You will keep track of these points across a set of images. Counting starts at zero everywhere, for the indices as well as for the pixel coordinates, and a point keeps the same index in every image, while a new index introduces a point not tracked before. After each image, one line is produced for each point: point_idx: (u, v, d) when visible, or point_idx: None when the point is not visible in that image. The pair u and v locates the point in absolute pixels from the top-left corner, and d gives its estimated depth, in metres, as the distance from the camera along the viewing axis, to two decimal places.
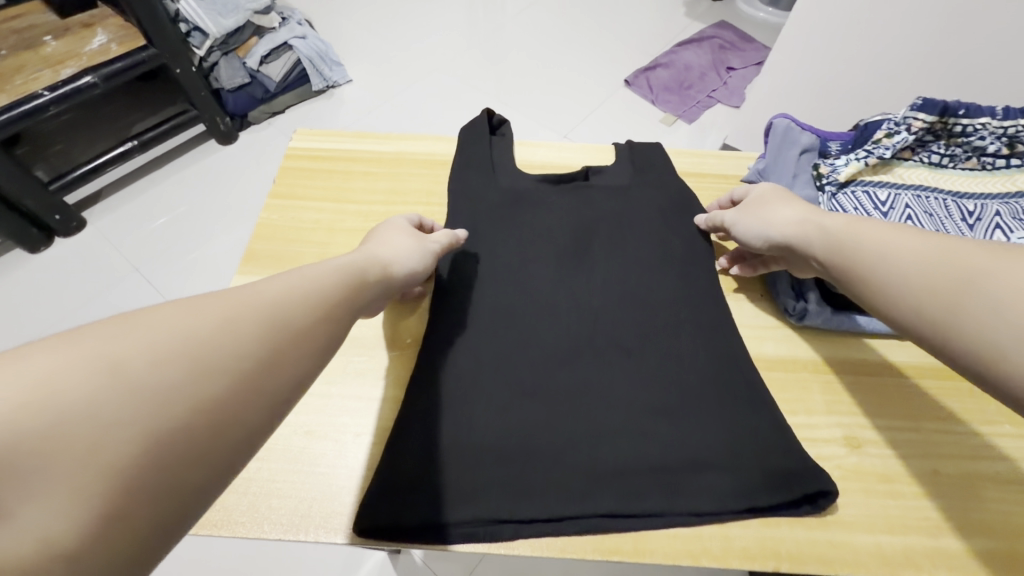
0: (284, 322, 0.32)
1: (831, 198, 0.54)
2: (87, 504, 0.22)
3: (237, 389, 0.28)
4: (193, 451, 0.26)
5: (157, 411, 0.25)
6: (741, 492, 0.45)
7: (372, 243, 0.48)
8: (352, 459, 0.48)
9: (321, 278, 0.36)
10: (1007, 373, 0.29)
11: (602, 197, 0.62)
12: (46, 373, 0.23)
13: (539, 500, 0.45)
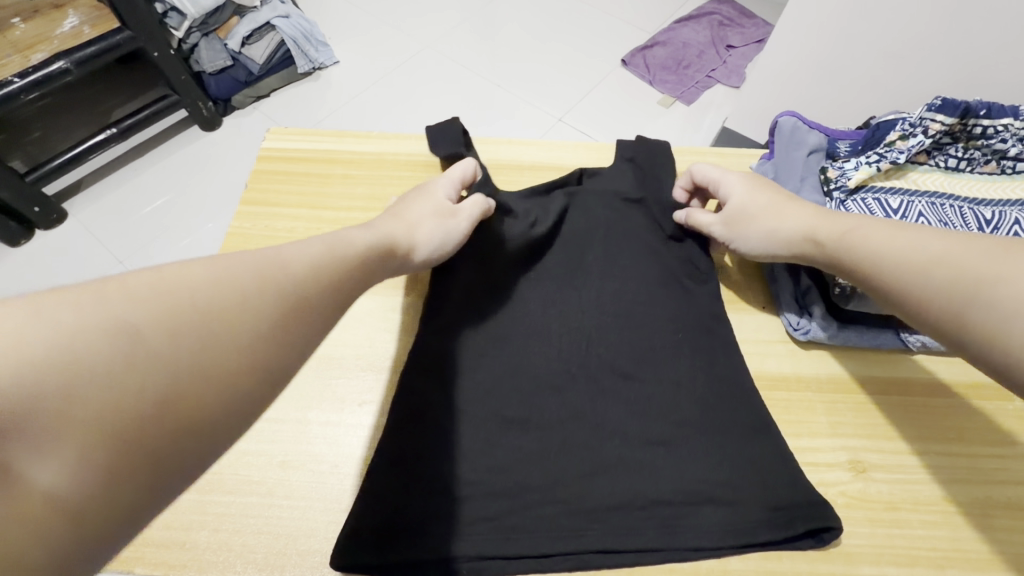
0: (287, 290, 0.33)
1: (840, 205, 0.50)
2: (94, 458, 0.23)
3: (239, 358, 0.29)
4: (199, 413, 0.27)
5: (164, 374, 0.26)
6: (744, 529, 0.43)
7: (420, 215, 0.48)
8: (331, 491, 0.46)
9: (339, 253, 0.38)
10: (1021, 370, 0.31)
11: (600, 200, 0.58)
12: (65, 330, 0.24)
13: (529, 539, 0.43)
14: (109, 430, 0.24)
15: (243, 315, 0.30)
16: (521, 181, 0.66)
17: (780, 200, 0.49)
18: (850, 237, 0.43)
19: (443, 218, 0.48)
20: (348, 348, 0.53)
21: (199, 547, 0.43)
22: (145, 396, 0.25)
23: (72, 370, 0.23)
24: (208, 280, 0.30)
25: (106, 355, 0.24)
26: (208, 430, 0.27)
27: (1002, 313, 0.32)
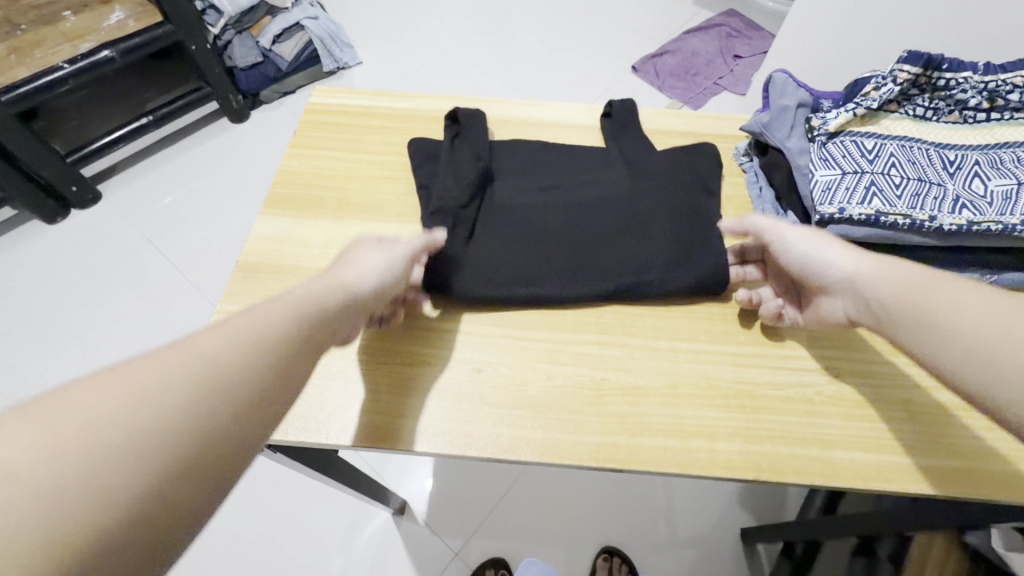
0: (180, 393, 0.31)
1: (821, 147, 0.57)
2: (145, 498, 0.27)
3: (161, 443, 0.29)
4: (210, 462, 0.30)
5: (169, 434, 0.29)
6: (748, 428, 0.50)
7: (337, 264, 0.47)
8: (367, 376, 0.52)
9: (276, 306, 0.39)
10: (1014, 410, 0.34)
11: (602, 200, 0.59)
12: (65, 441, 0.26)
13: (560, 440, 0.49)
14: (85, 553, 0.25)
15: (141, 417, 0.29)
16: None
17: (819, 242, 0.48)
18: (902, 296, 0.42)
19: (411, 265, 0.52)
20: None
21: None
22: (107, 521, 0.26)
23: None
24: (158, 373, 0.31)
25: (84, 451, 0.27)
26: (227, 467, 0.31)
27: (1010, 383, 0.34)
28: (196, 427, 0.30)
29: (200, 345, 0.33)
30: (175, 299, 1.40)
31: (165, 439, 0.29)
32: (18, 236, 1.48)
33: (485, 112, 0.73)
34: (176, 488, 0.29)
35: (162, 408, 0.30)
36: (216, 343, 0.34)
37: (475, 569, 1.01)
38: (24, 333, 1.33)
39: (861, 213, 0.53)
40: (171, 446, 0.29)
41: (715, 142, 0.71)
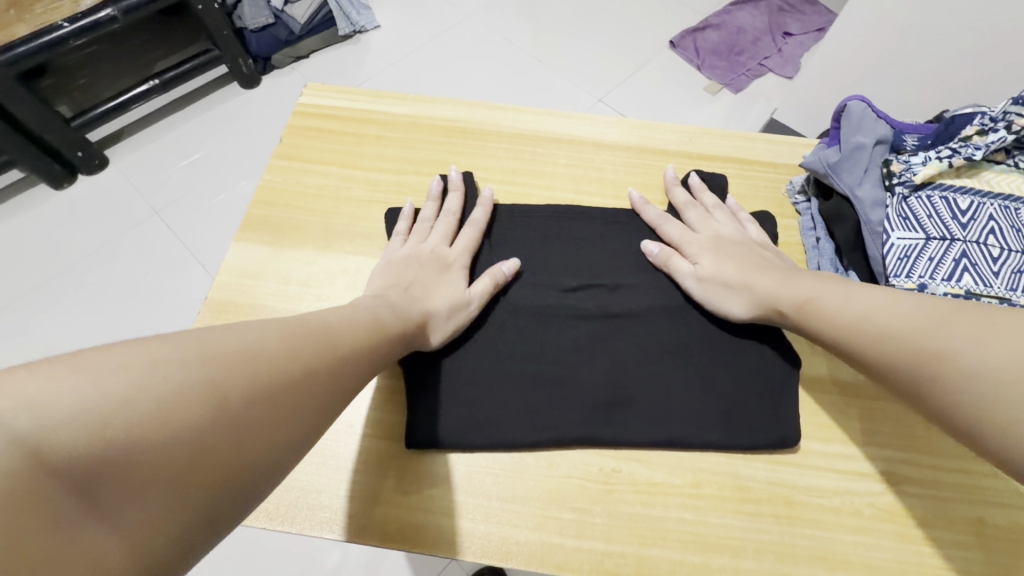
0: (231, 376, 0.29)
1: (902, 201, 0.47)
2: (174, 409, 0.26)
3: (200, 416, 0.27)
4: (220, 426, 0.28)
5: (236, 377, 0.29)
6: (782, 548, 0.42)
7: (426, 285, 0.46)
8: (344, 449, 0.46)
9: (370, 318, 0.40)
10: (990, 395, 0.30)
11: (638, 307, 0.49)
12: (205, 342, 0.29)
13: (559, 546, 0.42)
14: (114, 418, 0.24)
15: (189, 387, 0.27)
16: (556, 174, 0.60)
17: (737, 264, 0.47)
18: (810, 307, 0.42)
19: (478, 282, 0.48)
20: None
21: None
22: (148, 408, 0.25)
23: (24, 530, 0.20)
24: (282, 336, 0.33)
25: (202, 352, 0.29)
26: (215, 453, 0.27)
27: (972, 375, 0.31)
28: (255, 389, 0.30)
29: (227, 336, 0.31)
30: (179, 274, 1.35)
31: (219, 428, 0.27)
32: (24, 202, 1.41)
33: (499, 122, 0.64)
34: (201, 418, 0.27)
35: (218, 385, 0.28)
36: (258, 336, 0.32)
37: None
38: (30, 304, 1.28)
39: (946, 293, 0.43)
40: (220, 434, 0.27)
41: (765, 173, 0.60)
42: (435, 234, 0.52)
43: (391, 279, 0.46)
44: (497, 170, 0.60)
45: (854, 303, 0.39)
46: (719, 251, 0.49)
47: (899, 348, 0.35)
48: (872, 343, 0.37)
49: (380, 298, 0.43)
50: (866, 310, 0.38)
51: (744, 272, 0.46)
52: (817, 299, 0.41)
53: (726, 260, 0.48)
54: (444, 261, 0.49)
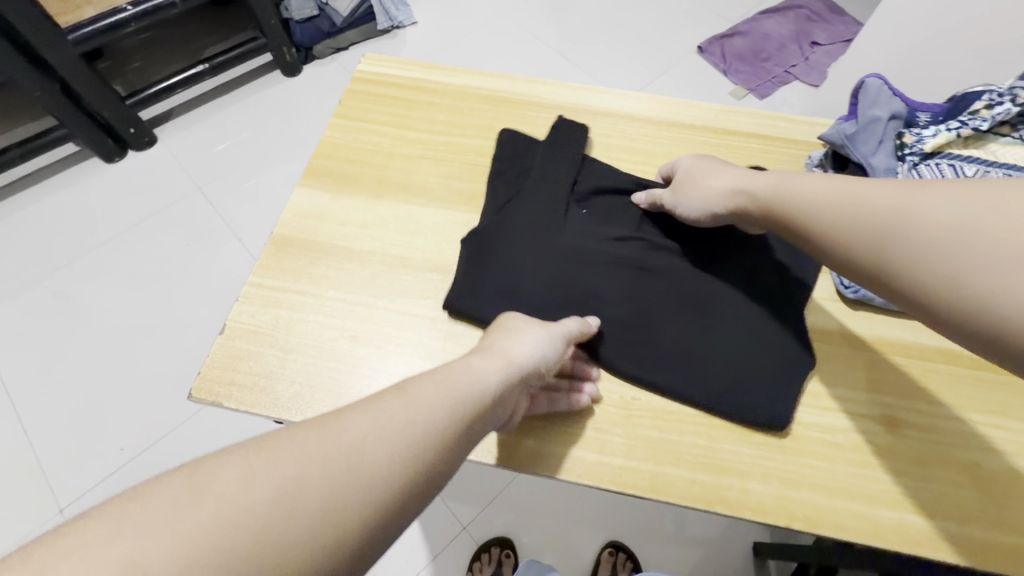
0: (301, 495, 0.26)
1: (911, 168, 0.51)
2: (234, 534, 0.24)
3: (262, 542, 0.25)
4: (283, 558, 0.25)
5: (305, 493, 0.26)
6: (786, 474, 0.46)
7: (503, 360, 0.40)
8: (393, 367, 0.51)
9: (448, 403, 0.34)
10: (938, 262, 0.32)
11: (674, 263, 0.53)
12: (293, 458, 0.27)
13: (583, 460, 0.47)
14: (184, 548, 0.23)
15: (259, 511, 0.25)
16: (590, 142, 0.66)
17: (722, 166, 0.51)
18: (782, 189, 0.45)
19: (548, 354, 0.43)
20: (417, 251, 0.57)
21: (277, 392, 0.49)
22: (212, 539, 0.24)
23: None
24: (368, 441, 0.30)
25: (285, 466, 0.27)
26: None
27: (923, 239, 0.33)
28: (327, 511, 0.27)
29: (307, 443, 0.28)
30: (216, 247, 1.39)
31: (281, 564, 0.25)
32: (76, 173, 1.47)
33: (538, 94, 0.69)
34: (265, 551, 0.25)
35: (288, 504, 0.26)
36: (310, 442, 0.28)
37: (480, 545, 0.99)
38: (77, 269, 1.33)
39: None
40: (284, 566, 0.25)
41: (786, 149, 0.64)
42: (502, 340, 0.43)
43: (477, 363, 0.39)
44: (536, 137, 0.66)
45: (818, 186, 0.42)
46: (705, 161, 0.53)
47: (862, 222, 0.37)
48: (841, 221, 0.39)
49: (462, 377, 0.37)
50: (833, 192, 0.40)
51: (721, 171, 0.50)
52: (790, 185, 0.44)
53: (712, 166, 0.52)
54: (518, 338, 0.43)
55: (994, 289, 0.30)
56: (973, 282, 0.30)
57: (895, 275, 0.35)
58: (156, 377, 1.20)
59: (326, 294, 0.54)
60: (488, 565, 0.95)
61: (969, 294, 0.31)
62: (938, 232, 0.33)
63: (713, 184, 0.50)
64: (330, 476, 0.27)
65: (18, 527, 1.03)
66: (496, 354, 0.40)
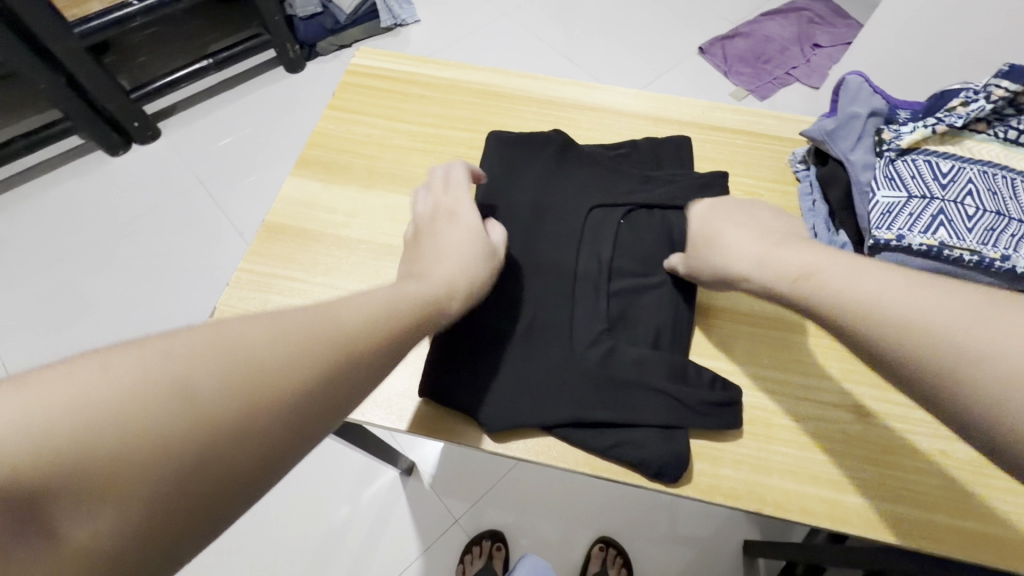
0: (253, 364, 0.28)
1: (889, 164, 0.52)
2: (189, 403, 0.26)
3: (216, 409, 0.26)
4: (238, 420, 0.27)
5: (262, 369, 0.28)
6: (758, 461, 0.47)
7: (442, 262, 0.45)
8: None
9: (401, 304, 0.37)
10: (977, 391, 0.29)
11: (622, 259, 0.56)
12: (247, 335, 0.29)
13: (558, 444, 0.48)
14: (139, 408, 0.24)
15: (213, 380, 0.27)
16: (577, 136, 0.67)
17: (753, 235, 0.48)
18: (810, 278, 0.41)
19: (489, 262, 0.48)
20: (405, 239, 0.59)
21: None
22: (169, 400, 0.25)
23: (59, 453, 0.22)
24: (322, 327, 0.32)
25: (239, 345, 0.28)
26: (219, 457, 0.26)
27: (966, 354, 0.30)
28: (284, 382, 0.29)
29: (256, 327, 0.30)
30: (216, 240, 1.40)
31: (233, 426, 0.27)
32: (81, 165, 1.49)
33: (529, 89, 0.70)
34: (218, 416, 0.26)
35: (244, 379, 0.27)
36: (264, 326, 0.30)
37: (471, 538, 1.00)
38: (80, 259, 1.35)
39: (921, 244, 0.48)
40: (235, 425, 0.27)
41: (771, 145, 0.65)
42: (449, 209, 0.50)
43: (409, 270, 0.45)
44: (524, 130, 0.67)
45: (864, 284, 0.37)
46: (741, 231, 0.49)
47: (894, 326, 0.34)
48: (870, 320, 0.35)
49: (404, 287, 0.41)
50: (860, 286, 0.37)
51: (757, 247, 0.47)
52: (818, 274, 0.40)
53: (750, 234, 0.48)
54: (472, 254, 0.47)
55: None
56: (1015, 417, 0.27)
57: (919, 378, 0.32)
58: None
59: (315, 280, 0.56)
60: (479, 557, 0.96)
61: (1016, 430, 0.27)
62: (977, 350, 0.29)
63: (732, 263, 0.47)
64: (288, 351, 0.30)
65: None
66: (453, 256, 0.46)
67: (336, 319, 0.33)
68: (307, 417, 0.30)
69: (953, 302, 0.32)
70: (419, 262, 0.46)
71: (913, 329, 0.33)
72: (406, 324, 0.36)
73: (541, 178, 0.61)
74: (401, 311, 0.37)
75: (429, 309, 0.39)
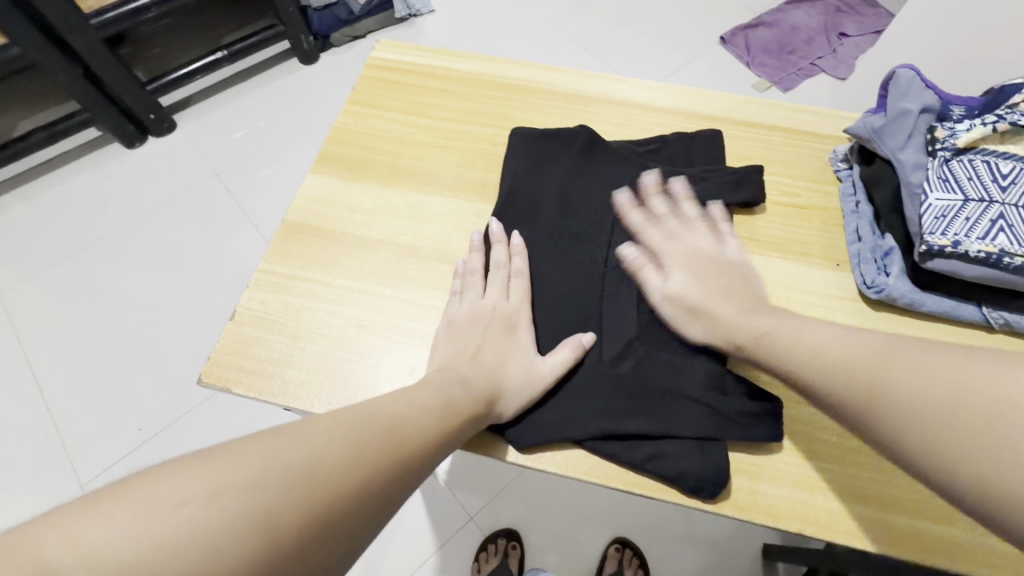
0: (303, 470, 0.31)
1: (943, 164, 0.49)
2: (251, 511, 0.28)
3: (274, 516, 0.28)
4: (292, 524, 0.29)
5: (310, 472, 0.31)
6: (799, 477, 0.45)
7: (489, 350, 0.47)
8: (400, 357, 0.50)
9: (435, 398, 0.40)
10: (932, 446, 0.31)
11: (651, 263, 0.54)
12: (295, 442, 0.32)
13: (587, 458, 0.46)
14: (205, 521, 0.27)
15: (270, 489, 0.29)
16: (605, 131, 0.64)
17: (707, 286, 0.46)
18: (767, 339, 0.42)
19: (558, 352, 0.48)
20: (427, 240, 0.57)
21: (284, 379, 0.49)
22: (233, 510, 0.27)
23: (150, 566, 0.25)
24: (360, 426, 0.35)
25: (288, 451, 0.31)
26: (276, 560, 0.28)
27: (914, 411, 0.32)
28: (332, 484, 0.31)
29: (301, 434, 0.33)
30: (233, 233, 1.40)
31: (287, 530, 0.29)
32: (98, 157, 1.49)
33: (554, 83, 0.68)
34: (277, 523, 0.28)
35: (297, 483, 0.30)
36: (309, 432, 0.33)
37: (486, 536, 0.99)
38: (98, 251, 1.36)
39: (979, 250, 0.45)
40: (288, 530, 0.29)
41: (809, 142, 0.62)
42: (494, 288, 0.51)
43: (456, 347, 0.47)
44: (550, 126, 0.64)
45: (811, 335, 0.40)
46: (699, 270, 0.48)
47: (849, 382, 0.36)
48: (827, 370, 0.37)
49: (450, 374, 0.44)
50: (821, 339, 0.39)
51: (709, 294, 0.46)
52: (774, 334, 0.42)
53: (701, 278, 0.47)
54: (511, 322, 0.49)
55: (995, 480, 0.28)
56: (973, 464, 0.29)
57: (887, 436, 0.34)
58: (172, 361, 1.22)
59: (335, 282, 0.54)
60: (494, 555, 0.95)
61: (971, 476, 0.29)
62: (935, 407, 0.31)
63: (693, 304, 0.46)
64: (332, 453, 0.32)
65: (44, 497, 1.07)
66: (495, 336, 0.48)
67: (373, 417, 0.36)
68: (352, 513, 0.32)
69: (889, 362, 0.35)
70: (464, 342, 0.47)
71: (869, 380, 0.35)
72: (443, 419, 0.39)
73: (564, 174, 0.58)
74: (435, 407, 0.40)
75: (470, 403, 0.42)
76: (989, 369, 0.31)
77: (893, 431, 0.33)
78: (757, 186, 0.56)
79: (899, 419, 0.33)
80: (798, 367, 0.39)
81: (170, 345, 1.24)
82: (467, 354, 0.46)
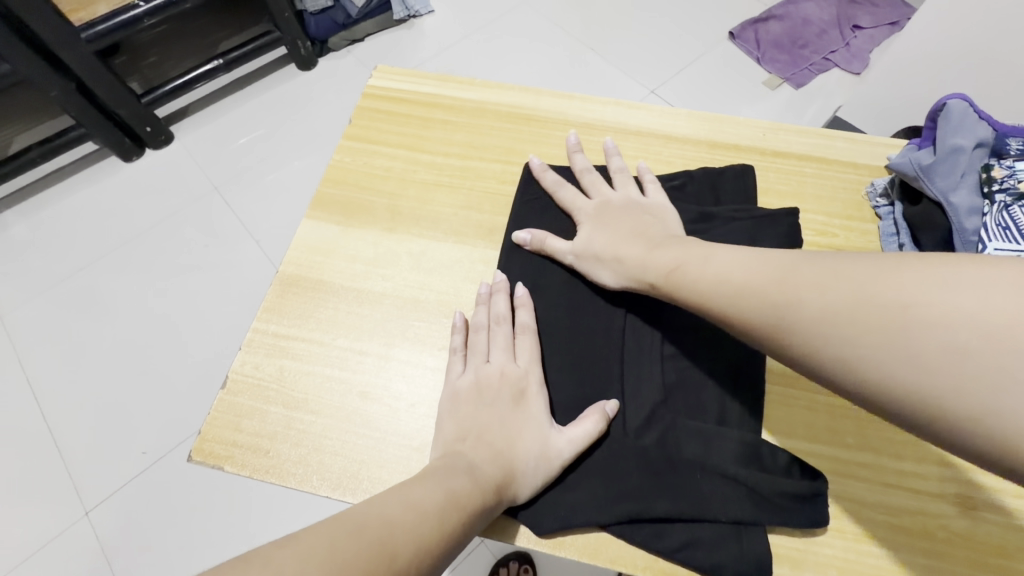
0: None
1: (1002, 210, 0.45)
2: None
3: None
4: None
5: None
6: (846, 563, 0.41)
7: (498, 427, 0.43)
8: (406, 427, 0.47)
9: (431, 495, 0.36)
10: (838, 356, 0.32)
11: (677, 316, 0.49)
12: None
13: (612, 544, 0.42)
14: None
15: None
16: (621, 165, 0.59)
17: (621, 234, 0.49)
18: (675, 275, 0.43)
19: (581, 422, 0.43)
20: (431, 293, 0.52)
21: (281, 456, 0.45)
22: None
23: None
24: (343, 545, 0.30)
25: None
26: None
27: (817, 322, 0.33)
28: None
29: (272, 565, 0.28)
30: (234, 249, 1.36)
31: None
32: (95, 172, 1.45)
33: (565, 110, 0.63)
34: None
35: None
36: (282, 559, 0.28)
37: (499, 558, 0.94)
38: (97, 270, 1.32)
39: None
40: None
41: (843, 173, 0.57)
42: (499, 349, 0.47)
43: (460, 424, 0.43)
44: (562, 160, 0.60)
45: (712, 265, 0.41)
46: (612, 223, 0.50)
47: (753, 300, 0.37)
48: (732, 295, 0.39)
49: (455, 460, 0.40)
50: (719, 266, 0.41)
51: (621, 241, 0.48)
52: (682, 267, 0.43)
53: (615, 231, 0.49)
54: (520, 389, 0.45)
55: (923, 389, 0.28)
56: (879, 371, 0.30)
57: (803, 357, 0.35)
58: (173, 386, 1.18)
59: (334, 342, 0.50)
60: None
61: (885, 386, 0.30)
62: (829, 312, 0.33)
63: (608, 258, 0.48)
64: None
65: (44, 530, 1.03)
66: (500, 405, 0.44)
67: (359, 530, 0.32)
68: None
69: (783, 273, 0.37)
70: (468, 416, 0.43)
71: (770, 294, 0.37)
72: (443, 518, 0.35)
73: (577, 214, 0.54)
74: (431, 503, 0.36)
75: (472, 493, 0.38)
76: (878, 274, 0.32)
77: (804, 350, 0.34)
78: (792, 229, 0.52)
79: (804, 338, 0.34)
80: (704, 299, 0.41)
81: (170, 369, 1.20)
82: (468, 429, 0.43)
